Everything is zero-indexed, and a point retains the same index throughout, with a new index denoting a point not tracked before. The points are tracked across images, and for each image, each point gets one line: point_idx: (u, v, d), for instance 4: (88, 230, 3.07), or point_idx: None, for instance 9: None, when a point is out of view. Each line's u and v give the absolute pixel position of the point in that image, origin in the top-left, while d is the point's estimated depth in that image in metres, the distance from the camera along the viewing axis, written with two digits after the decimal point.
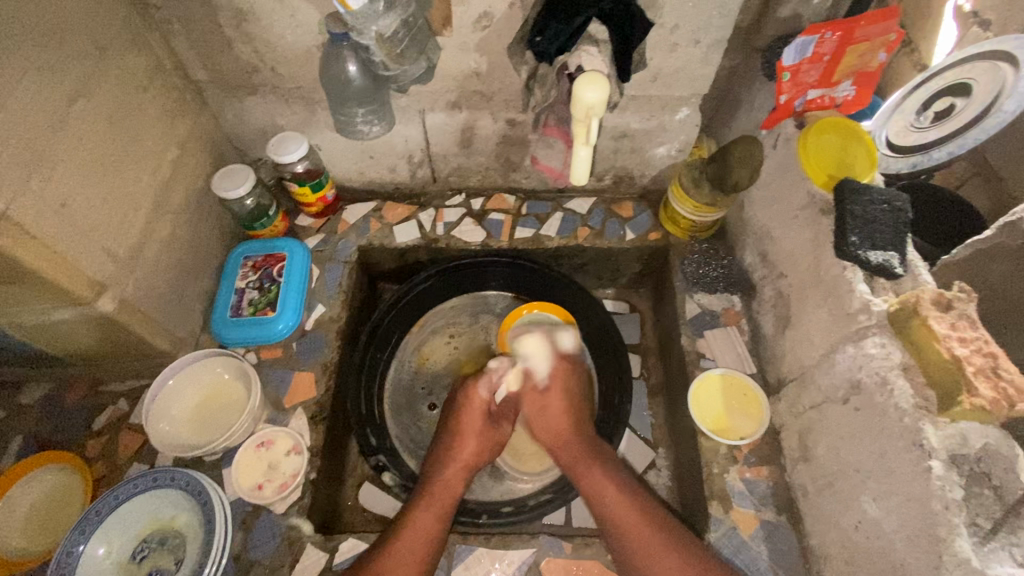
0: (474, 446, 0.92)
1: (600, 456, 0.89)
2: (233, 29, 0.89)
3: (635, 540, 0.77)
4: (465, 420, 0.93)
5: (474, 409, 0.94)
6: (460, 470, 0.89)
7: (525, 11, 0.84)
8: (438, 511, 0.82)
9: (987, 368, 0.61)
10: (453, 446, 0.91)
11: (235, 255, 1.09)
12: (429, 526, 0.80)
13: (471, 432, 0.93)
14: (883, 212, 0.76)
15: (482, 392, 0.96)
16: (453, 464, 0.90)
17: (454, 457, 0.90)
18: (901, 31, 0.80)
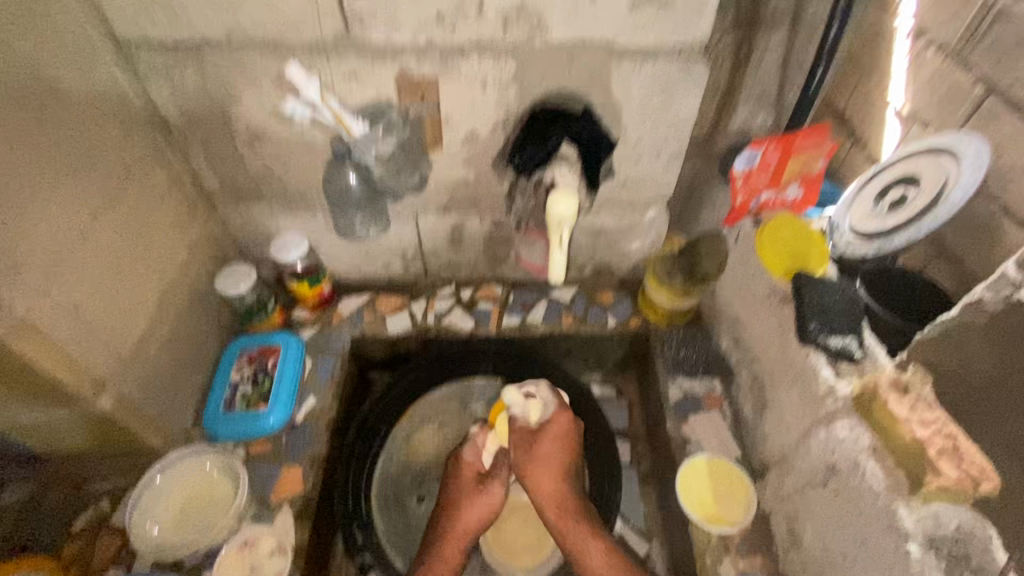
0: (474, 511, 0.97)
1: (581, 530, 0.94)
2: (247, 148, 1.00)
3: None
4: (462, 481, 1.01)
5: (464, 480, 1.01)
6: (457, 542, 0.94)
7: (507, 132, 0.95)
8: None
9: (949, 449, 0.63)
10: (452, 514, 0.97)
11: (231, 349, 1.13)
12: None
13: (467, 499, 0.98)
14: (839, 300, 0.82)
15: (468, 456, 1.04)
16: (450, 536, 0.95)
17: (452, 526, 0.95)
18: (835, 143, 0.92)
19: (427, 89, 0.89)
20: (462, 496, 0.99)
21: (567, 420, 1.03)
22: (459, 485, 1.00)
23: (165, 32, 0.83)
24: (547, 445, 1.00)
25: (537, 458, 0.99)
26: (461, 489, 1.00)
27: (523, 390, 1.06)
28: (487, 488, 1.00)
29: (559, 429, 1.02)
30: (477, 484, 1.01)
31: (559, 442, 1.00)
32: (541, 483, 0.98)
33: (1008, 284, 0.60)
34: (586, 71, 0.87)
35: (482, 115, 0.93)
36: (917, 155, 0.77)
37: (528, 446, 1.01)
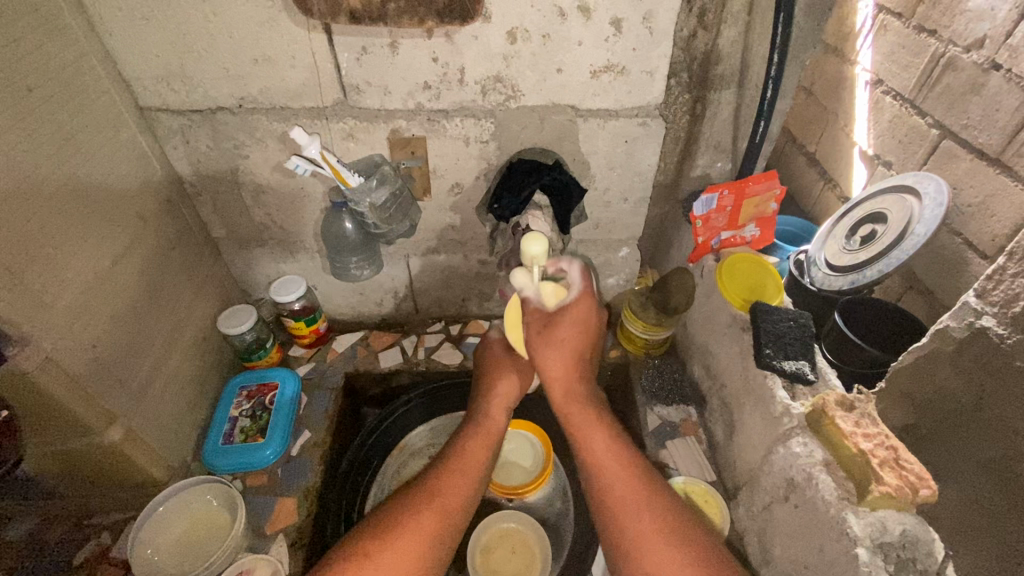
0: (505, 387, 1.00)
1: (594, 433, 0.85)
2: (252, 199, 1.10)
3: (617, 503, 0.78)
4: (496, 365, 1.06)
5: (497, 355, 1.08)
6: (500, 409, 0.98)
7: (488, 182, 1.06)
8: (483, 445, 0.92)
9: (890, 459, 0.73)
10: (490, 387, 1.01)
11: (231, 386, 1.18)
12: (476, 461, 0.89)
13: (506, 373, 1.02)
14: (791, 328, 0.92)
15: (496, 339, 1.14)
16: (491, 404, 0.98)
17: (493, 397, 0.99)
18: (783, 187, 1.05)
19: (416, 145, 1.00)
20: (497, 373, 1.03)
21: (589, 304, 0.88)
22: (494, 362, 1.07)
23: (184, 99, 0.94)
24: (567, 322, 0.87)
25: (553, 340, 0.86)
26: (500, 366, 1.06)
27: (551, 267, 0.92)
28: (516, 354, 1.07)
29: (580, 303, 0.88)
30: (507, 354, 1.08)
31: (577, 325, 0.86)
32: (553, 363, 0.87)
33: (971, 313, 0.81)
34: (556, 128, 0.98)
35: (466, 168, 1.04)
36: (884, 197, 0.98)
37: (541, 326, 0.87)
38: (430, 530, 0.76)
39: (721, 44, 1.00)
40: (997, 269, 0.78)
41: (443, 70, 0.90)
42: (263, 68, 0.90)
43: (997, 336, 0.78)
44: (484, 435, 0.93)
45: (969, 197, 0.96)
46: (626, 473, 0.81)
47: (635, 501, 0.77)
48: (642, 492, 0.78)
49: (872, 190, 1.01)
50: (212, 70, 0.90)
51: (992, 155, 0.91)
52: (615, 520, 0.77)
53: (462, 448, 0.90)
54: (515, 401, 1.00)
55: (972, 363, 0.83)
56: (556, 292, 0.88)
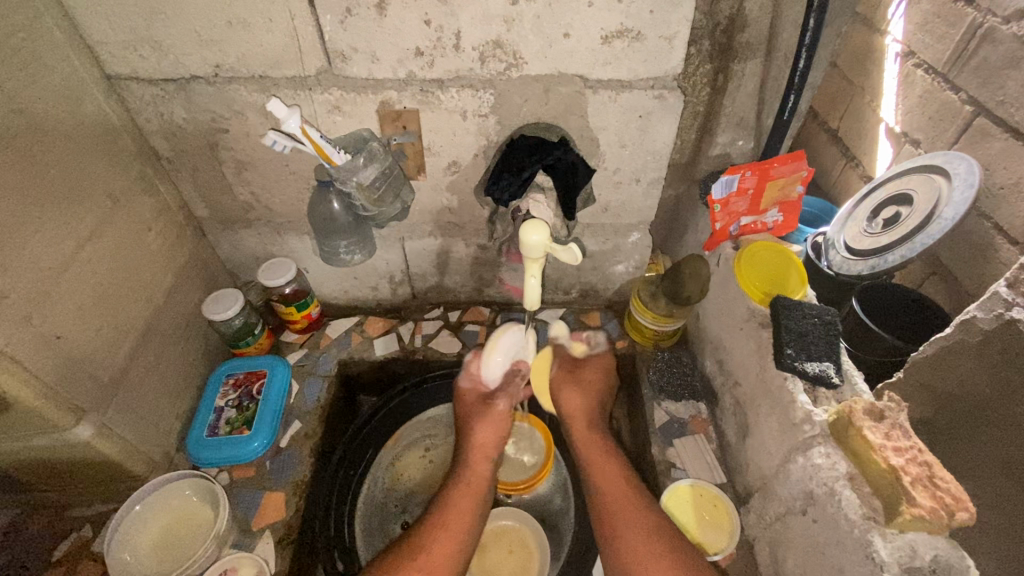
0: (485, 431, 0.99)
1: (609, 466, 0.92)
2: (234, 176, 1.02)
3: (629, 532, 0.82)
4: (468, 407, 1.04)
5: (468, 398, 1.06)
6: (481, 462, 0.97)
7: (487, 160, 0.97)
8: (470, 495, 0.91)
9: (923, 477, 0.66)
10: (468, 436, 0.99)
11: (218, 373, 1.13)
12: (466, 512, 0.88)
13: (480, 420, 1.01)
14: (814, 326, 0.84)
15: (468, 383, 1.08)
16: (472, 454, 0.97)
17: (474, 448, 0.98)
18: (810, 170, 0.93)
19: (409, 119, 0.91)
20: (473, 421, 1.01)
21: (604, 361, 1.10)
22: (466, 410, 1.04)
23: (154, 67, 0.86)
24: (588, 374, 1.08)
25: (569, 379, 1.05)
26: (469, 413, 1.03)
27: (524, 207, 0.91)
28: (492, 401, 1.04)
29: (603, 357, 1.11)
30: (482, 399, 1.05)
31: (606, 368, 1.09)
32: (573, 399, 1.02)
33: (1000, 303, 0.73)
34: (562, 101, 0.89)
35: (463, 144, 0.95)
36: (910, 176, 0.89)
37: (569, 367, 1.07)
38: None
39: (748, 8, 0.89)
40: None
41: (436, 34, 0.81)
42: (238, 32, 0.81)
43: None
44: (470, 485, 0.93)
45: (1003, 178, 0.85)
46: (637, 508, 0.85)
47: (641, 527, 0.82)
48: (648, 521, 0.83)
49: (900, 167, 0.92)
50: (183, 34, 0.82)
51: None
52: (626, 548, 0.80)
53: (449, 503, 0.89)
54: (493, 450, 0.98)
55: (999, 357, 0.74)
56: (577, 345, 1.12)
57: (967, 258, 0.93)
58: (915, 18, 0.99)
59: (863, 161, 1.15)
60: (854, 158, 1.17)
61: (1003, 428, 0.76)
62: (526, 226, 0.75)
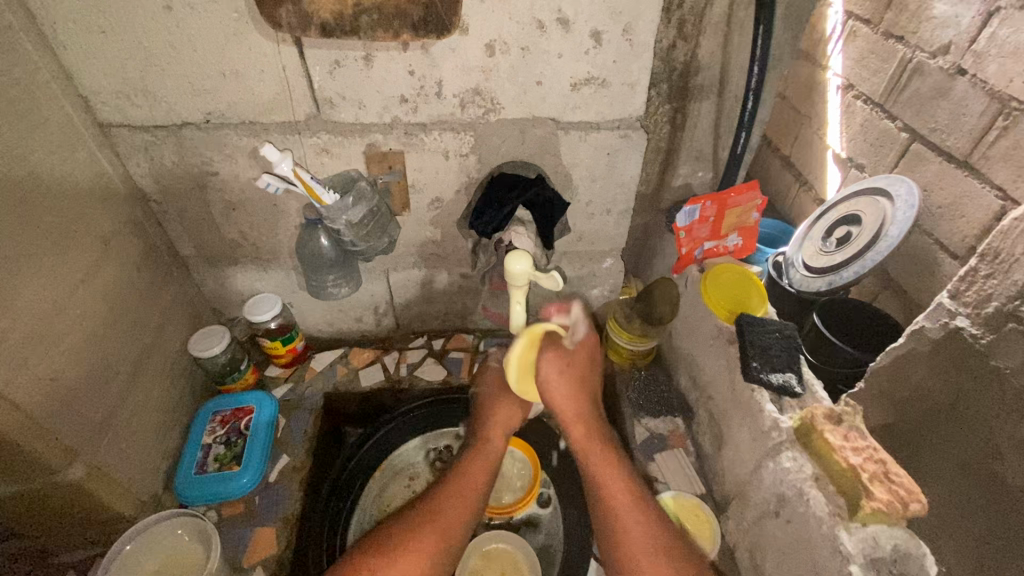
0: (501, 413, 1.02)
1: (609, 464, 0.88)
2: (222, 216, 1.06)
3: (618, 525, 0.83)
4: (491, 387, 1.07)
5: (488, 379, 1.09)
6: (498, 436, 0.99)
7: (469, 196, 1.04)
8: (483, 467, 0.94)
9: (880, 473, 0.73)
10: (488, 414, 1.03)
11: (205, 410, 1.14)
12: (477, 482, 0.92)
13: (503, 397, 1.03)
14: (776, 339, 0.91)
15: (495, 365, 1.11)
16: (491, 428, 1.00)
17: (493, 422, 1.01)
18: (763, 198, 1.04)
19: (394, 160, 0.97)
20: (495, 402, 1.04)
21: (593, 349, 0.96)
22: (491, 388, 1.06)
23: (146, 115, 0.90)
24: (579, 363, 0.94)
25: (564, 375, 0.90)
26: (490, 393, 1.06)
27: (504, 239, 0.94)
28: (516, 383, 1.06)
29: (587, 341, 0.96)
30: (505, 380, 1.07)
31: (588, 358, 0.95)
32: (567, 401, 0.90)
33: (945, 312, 0.81)
34: (537, 141, 0.96)
35: (445, 182, 1.01)
36: (858, 199, 0.99)
37: (560, 361, 0.91)
38: (431, 549, 0.81)
39: (699, 55, 1.00)
40: (970, 270, 0.78)
41: (419, 83, 0.87)
42: (231, 83, 0.86)
43: (971, 335, 0.78)
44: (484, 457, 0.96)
45: (939, 199, 0.96)
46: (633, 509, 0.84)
47: (639, 527, 0.82)
48: (646, 520, 0.83)
49: (845, 192, 1.02)
50: (177, 84, 0.86)
51: (960, 157, 0.91)
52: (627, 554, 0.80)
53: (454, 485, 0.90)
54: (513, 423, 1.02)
55: (950, 363, 0.82)
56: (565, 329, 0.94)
57: (913, 273, 1.03)
58: (851, 60, 1.11)
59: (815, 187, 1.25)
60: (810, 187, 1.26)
61: (966, 432, 0.82)
62: (509, 256, 0.80)
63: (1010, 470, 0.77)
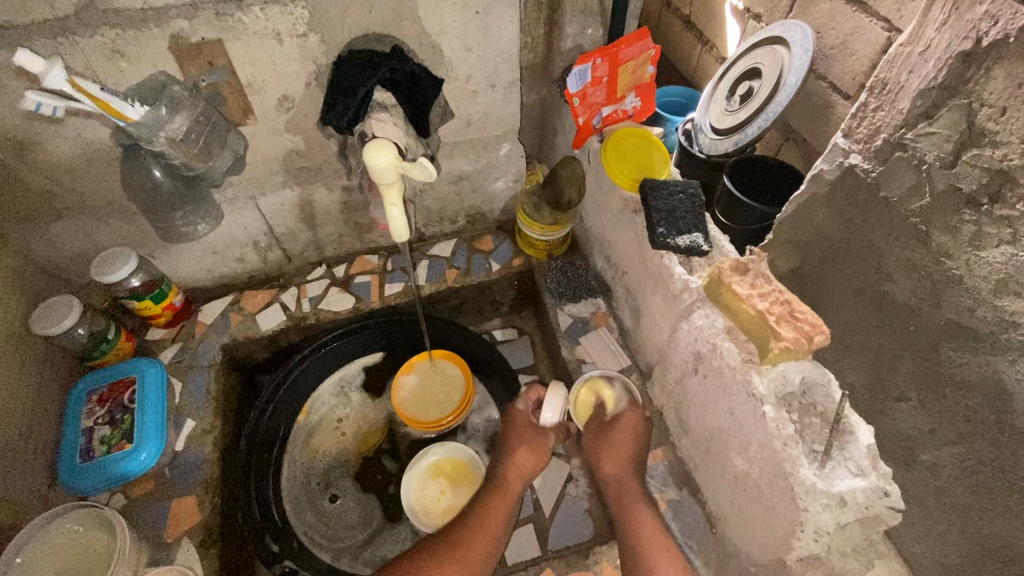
0: (528, 454, 0.94)
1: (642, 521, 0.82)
2: (13, 158, 0.83)
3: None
4: (518, 428, 0.99)
5: (517, 420, 1.02)
6: (518, 476, 0.92)
7: (323, 88, 0.87)
8: (498, 513, 0.87)
9: (786, 314, 0.72)
10: (510, 454, 0.95)
11: (77, 393, 1.00)
12: (489, 532, 0.84)
13: (526, 444, 0.96)
14: (681, 202, 0.87)
15: (523, 407, 1.03)
16: (509, 471, 0.93)
17: (511, 465, 0.93)
18: (656, 46, 0.94)
19: (213, 52, 0.77)
20: (519, 441, 0.97)
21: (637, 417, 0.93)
22: (516, 431, 0.98)
23: None
24: (621, 431, 0.92)
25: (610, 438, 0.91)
26: (516, 434, 0.98)
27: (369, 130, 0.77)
28: (545, 432, 0.98)
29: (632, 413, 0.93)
30: (534, 427, 0.99)
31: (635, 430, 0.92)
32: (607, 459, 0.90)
33: (840, 153, 0.72)
34: (387, 6, 0.79)
35: (289, 74, 0.83)
36: (759, 49, 0.91)
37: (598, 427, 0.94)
38: None
39: None
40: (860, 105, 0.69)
41: None
42: None
43: (864, 171, 0.68)
44: (499, 502, 0.89)
45: (832, 38, 0.91)
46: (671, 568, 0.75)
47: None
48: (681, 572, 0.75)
49: (747, 44, 0.94)
50: None
51: None
52: None
53: (463, 528, 0.84)
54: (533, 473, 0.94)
55: (848, 205, 0.72)
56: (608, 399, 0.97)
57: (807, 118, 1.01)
58: None
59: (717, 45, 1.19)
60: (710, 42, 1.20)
61: (864, 261, 0.72)
62: (370, 146, 0.65)
63: (899, 288, 0.68)
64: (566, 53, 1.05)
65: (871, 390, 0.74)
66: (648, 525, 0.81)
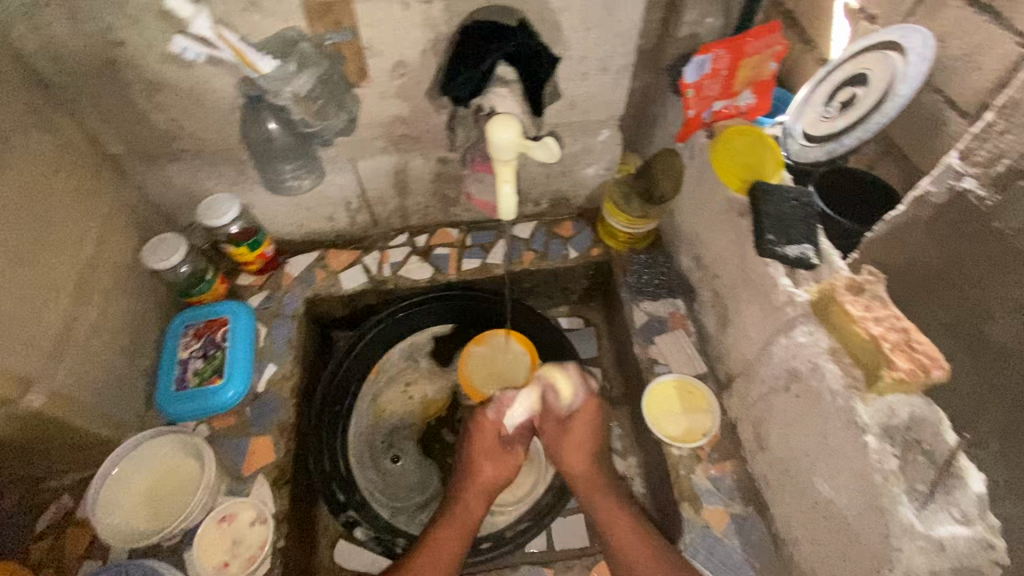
0: (494, 467, 0.92)
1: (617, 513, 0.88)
2: (146, 100, 0.88)
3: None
4: (485, 439, 0.93)
5: (488, 432, 0.93)
6: (482, 494, 0.90)
7: (438, 56, 0.87)
8: (455, 535, 0.85)
9: (902, 342, 0.66)
10: (471, 468, 0.92)
11: (175, 326, 1.06)
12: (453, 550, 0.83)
13: (490, 460, 0.92)
14: (793, 210, 0.81)
15: (491, 414, 0.93)
16: (469, 489, 0.90)
17: (474, 480, 0.91)
18: (784, 43, 0.88)
19: (341, 13, 0.78)
20: (482, 455, 0.92)
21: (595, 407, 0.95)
22: (479, 446, 0.93)
23: None
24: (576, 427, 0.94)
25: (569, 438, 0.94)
26: (479, 446, 0.93)
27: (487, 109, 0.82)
28: (512, 447, 0.94)
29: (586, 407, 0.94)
30: (499, 441, 0.93)
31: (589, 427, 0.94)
32: (573, 458, 0.93)
33: (952, 174, 0.66)
34: None
35: (408, 39, 0.84)
36: (865, 54, 0.84)
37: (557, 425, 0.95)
38: None
39: None
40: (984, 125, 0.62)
41: None
42: None
43: (977, 199, 0.64)
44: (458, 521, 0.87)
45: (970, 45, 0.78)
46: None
47: None
48: None
49: (853, 45, 0.86)
50: None
51: None
52: None
53: (426, 544, 0.83)
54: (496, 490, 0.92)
55: (952, 230, 0.67)
56: (568, 389, 0.92)
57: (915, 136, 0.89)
58: None
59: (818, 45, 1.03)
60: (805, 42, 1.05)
61: (961, 286, 0.69)
62: (493, 120, 0.65)
63: (999, 329, 0.65)
64: (681, 41, 1.00)
65: (973, 418, 0.69)
66: (611, 513, 0.88)
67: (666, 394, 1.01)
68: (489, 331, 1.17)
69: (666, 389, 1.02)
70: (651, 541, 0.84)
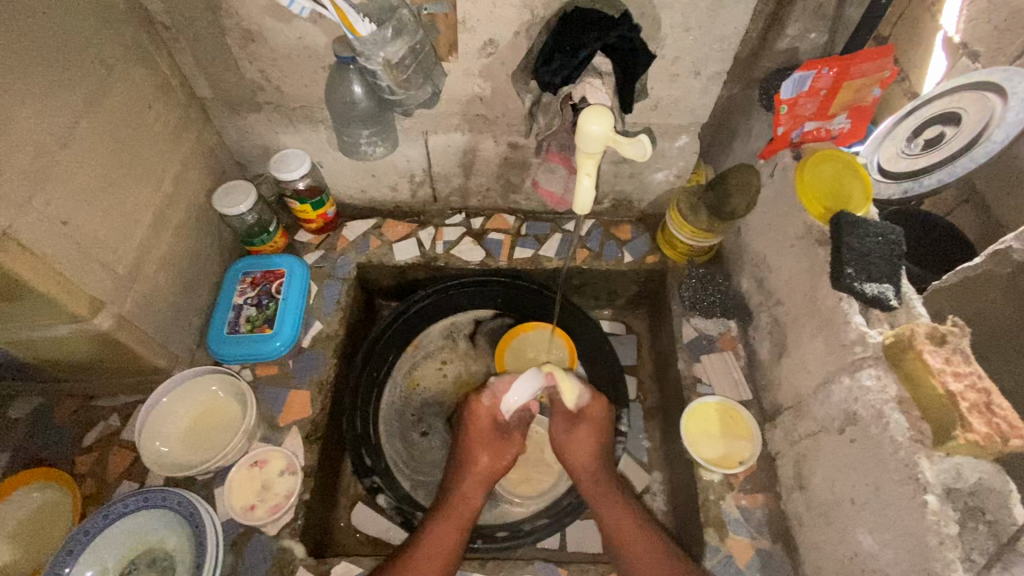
0: (491, 454, 0.92)
1: (614, 500, 0.89)
2: (240, 49, 0.91)
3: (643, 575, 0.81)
4: (479, 426, 0.93)
5: (480, 418, 0.93)
6: (477, 483, 0.90)
7: (530, 40, 0.86)
8: (456, 525, 0.84)
9: (981, 404, 0.62)
10: (467, 458, 0.91)
11: (234, 270, 1.09)
12: (449, 544, 0.82)
13: (485, 449, 0.92)
14: (878, 245, 0.77)
15: (486, 400, 0.95)
16: (465, 479, 0.89)
17: (470, 468, 0.90)
18: (895, 69, 0.83)
19: None
20: (475, 443, 0.92)
21: (601, 404, 0.96)
22: (476, 435, 0.92)
23: None
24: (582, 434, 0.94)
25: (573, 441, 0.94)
26: (473, 435, 0.93)
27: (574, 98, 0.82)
28: (508, 434, 0.94)
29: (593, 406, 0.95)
30: (496, 428, 0.94)
31: (596, 433, 0.94)
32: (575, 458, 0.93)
33: None
34: None
35: (504, 19, 0.83)
36: (962, 94, 0.79)
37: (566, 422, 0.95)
38: None
39: None
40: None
41: None
42: None
43: None
44: (454, 515, 0.86)
45: None
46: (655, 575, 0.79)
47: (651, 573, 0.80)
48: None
49: (950, 82, 0.81)
50: None
51: None
52: None
53: (428, 532, 0.83)
54: (494, 481, 0.91)
55: None
56: (569, 391, 0.91)
57: (1009, 186, 0.83)
58: None
59: (912, 77, 0.96)
60: (902, 72, 0.98)
61: None
62: (586, 110, 0.66)
63: None
64: (778, 55, 0.96)
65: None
66: (608, 505, 0.89)
67: (708, 415, 0.98)
68: (533, 322, 1.16)
69: (705, 411, 0.99)
70: (650, 533, 0.85)
